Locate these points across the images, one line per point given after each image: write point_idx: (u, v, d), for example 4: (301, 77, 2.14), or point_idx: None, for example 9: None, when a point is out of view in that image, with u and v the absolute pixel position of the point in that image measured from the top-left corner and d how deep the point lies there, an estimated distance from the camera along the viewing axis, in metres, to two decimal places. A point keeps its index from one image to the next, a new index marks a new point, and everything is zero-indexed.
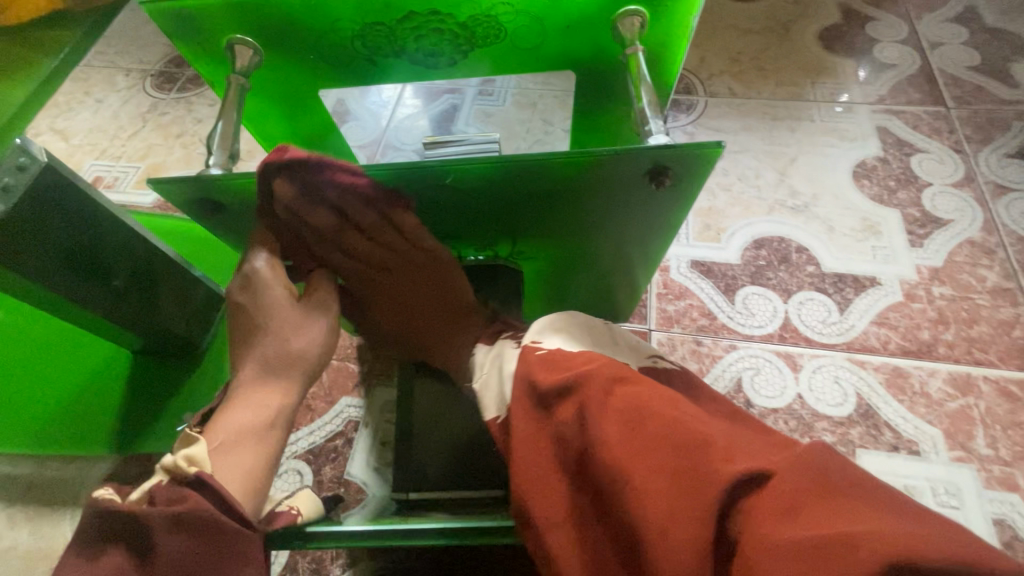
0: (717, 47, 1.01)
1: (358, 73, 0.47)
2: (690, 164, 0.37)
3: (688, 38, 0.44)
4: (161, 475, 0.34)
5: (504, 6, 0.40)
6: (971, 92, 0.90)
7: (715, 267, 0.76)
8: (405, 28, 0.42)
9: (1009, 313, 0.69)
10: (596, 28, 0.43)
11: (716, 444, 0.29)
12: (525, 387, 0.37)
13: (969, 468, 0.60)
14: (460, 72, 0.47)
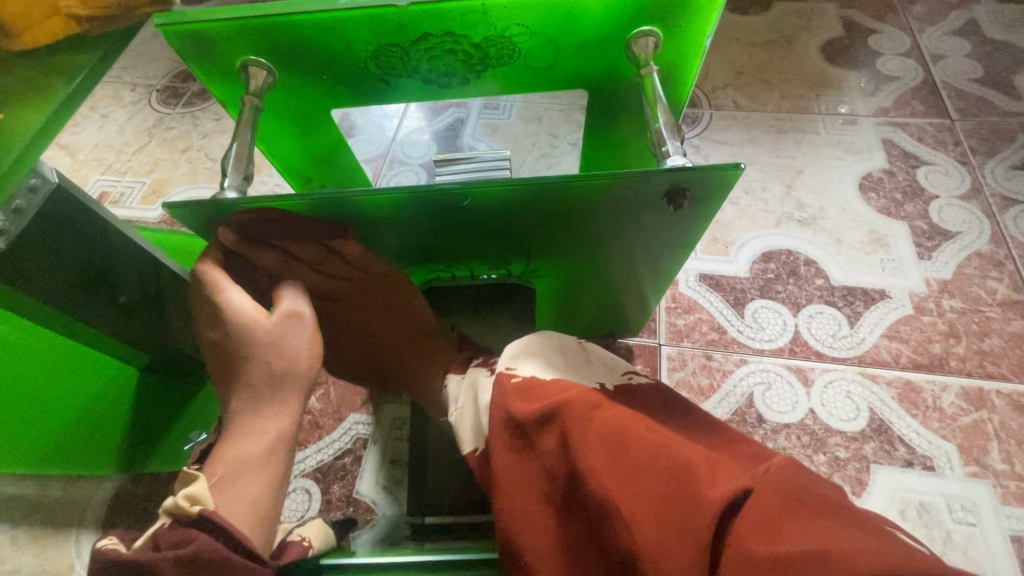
0: (721, 60, 1.01)
1: (370, 93, 0.47)
2: (709, 185, 0.37)
3: (701, 58, 0.44)
4: (164, 518, 0.34)
5: (520, 26, 0.40)
6: (974, 104, 0.90)
7: (723, 280, 0.76)
8: (420, 49, 0.42)
9: (1019, 325, 0.69)
10: (609, 48, 0.43)
11: (695, 467, 0.32)
12: (501, 416, 0.36)
13: (985, 484, 0.59)
14: (472, 91, 0.47)
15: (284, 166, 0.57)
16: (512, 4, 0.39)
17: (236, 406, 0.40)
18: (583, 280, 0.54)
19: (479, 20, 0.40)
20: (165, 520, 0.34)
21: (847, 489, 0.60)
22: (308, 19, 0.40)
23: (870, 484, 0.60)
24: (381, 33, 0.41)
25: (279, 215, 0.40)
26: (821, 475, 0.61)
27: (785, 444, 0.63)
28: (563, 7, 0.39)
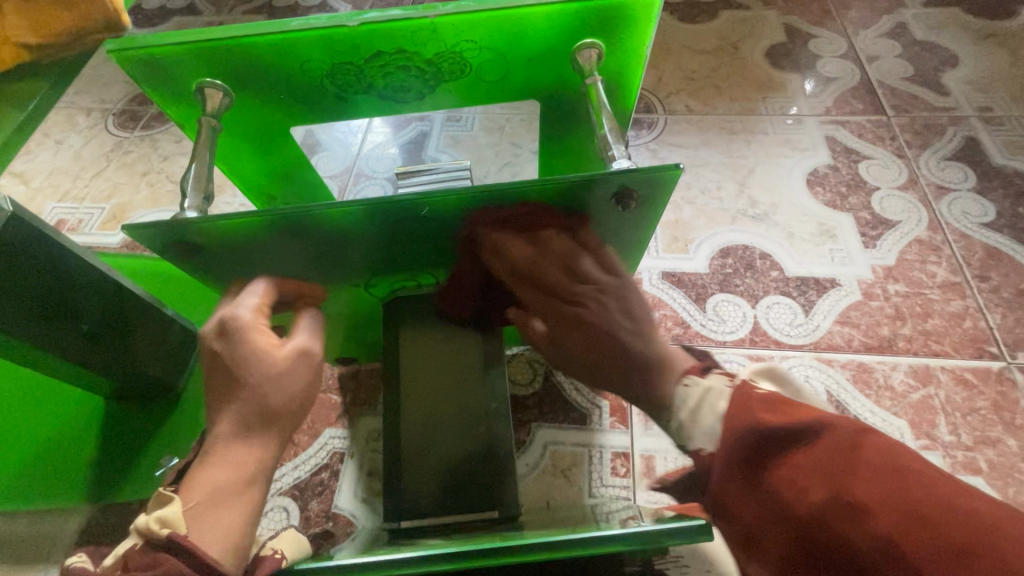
0: (673, 68, 1.06)
1: (328, 111, 0.48)
2: (653, 186, 0.40)
3: (643, 67, 0.47)
4: (134, 539, 0.34)
5: (470, 43, 0.42)
6: (907, 101, 0.96)
7: (685, 277, 0.79)
8: (375, 67, 0.44)
9: (959, 305, 0.73)
10: (555, 60, 0.45)
11: (987, 523, 0.28)
12: (748, 423, 0.38)
13: (934, 456, 0.63)
14: (427, 105, 0.49)
15: (248, 184, 0.57)
16: (461, 22, 0.41)
17: (221, 424, 0.41)
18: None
19: (429, 37, 0.42)
20: (135, 541, 0.34)
21: None
22: (263, 40, 0.41)
23: None
24: (336, 53, 0.42)
25: (246, 235, 0.41)
26: None
27: None
28: (509, 24, 0.41)
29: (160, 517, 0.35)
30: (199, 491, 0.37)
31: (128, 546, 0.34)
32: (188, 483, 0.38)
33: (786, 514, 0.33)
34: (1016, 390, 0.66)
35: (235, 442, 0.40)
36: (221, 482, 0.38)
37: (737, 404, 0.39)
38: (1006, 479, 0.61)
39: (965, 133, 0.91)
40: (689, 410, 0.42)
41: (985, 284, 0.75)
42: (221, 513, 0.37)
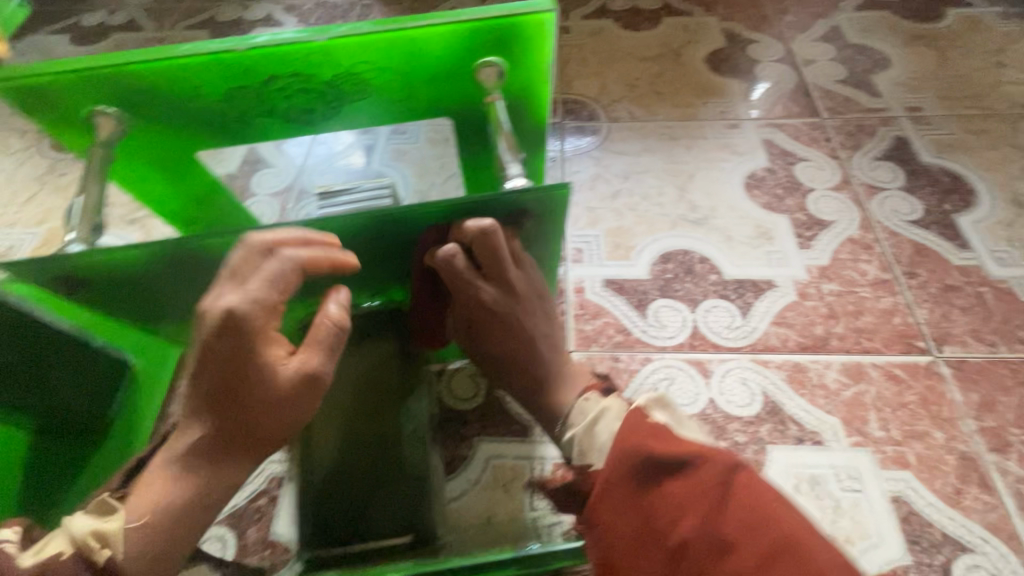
0: (616, 76, 1.07)
1: (234, 133, 0.48)
2: (549, 203, 0.43)
3: (549, 83, 0.47)
4: (65, 546, 0.36)
5: (366, 64, 0.42)
6: (841, 103, 0.99)
7: (626, 284, 0.79)
8: (273, 90, 0.44)
9: (889, 302, 0.75)
10: (458, 77, 0.45)
11: (806, 550, 0.36)
12: (636, 451, 0.42)
13: (866, 452, 0.64)
14: (336, 124, 0.48)
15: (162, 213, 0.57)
16: (352, 44, 0.41)
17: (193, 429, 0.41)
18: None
19: (323, 60, 0.42)
20: (64, 548, 0.36)
21: None
22: (149, 65, 0.40)
23: (766, 464, 0.64)
24: (228, 77, 0.42)
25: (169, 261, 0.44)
26: None
27: None
28: (403, 45, 0.41)
29: (97, 531, 0.38)
30: (144, 511, 0.39)
31: (53, 553, 0.36)
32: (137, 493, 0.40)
33: (657, 537, 0.39)
34: (943, 383, 0.68)
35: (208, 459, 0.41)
36: (178, 498, 0.40)
37: (631, 427, 0.44)
38: (933, 471, 0.62)
39: (895, 133, 0.93)
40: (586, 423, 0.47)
41: (913, 280, 0.77)
42: (160, 536, 0.39)
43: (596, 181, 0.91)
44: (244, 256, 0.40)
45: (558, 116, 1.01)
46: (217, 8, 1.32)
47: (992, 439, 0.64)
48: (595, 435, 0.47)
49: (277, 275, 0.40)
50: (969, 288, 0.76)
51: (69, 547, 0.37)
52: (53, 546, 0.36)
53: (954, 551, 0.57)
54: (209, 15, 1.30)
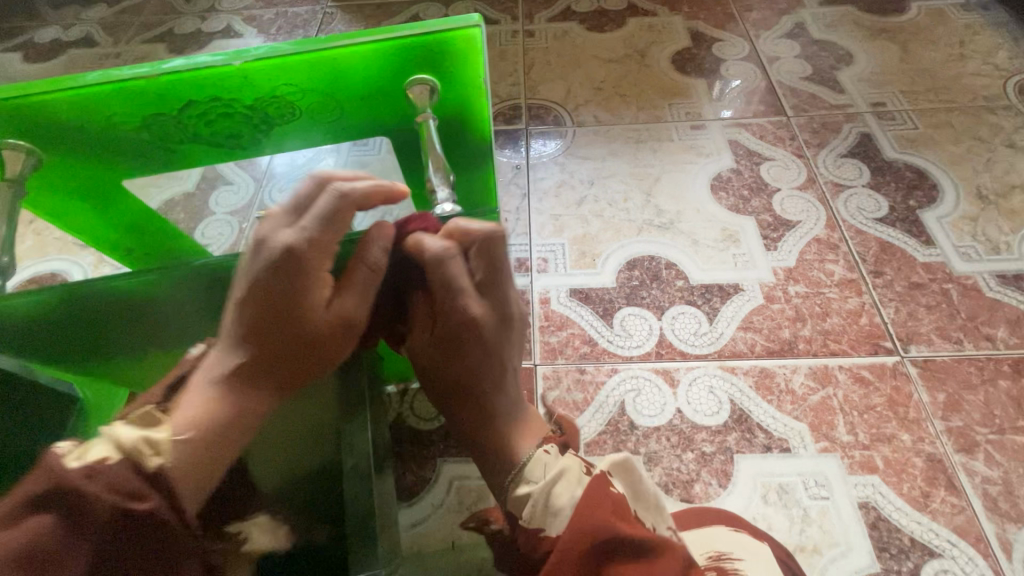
0: (582, 79, 1.05)
1: (161, 161, 0.46)
2: None
3: (490, 102, 0.45)
4: (110, 449, 0.34)
5: (288, 86, 0.41)
6: (806, 100, 0.98)
7: (592, 293, 0.78)
8: (193, 116, 0.42)
9: (856, 302, 0.74)
10: (391, 97, 0.43)
11: None
12: (603, 524, 0.37)
13: (833, 457, 0.63)
14: (268, 149, 0.47)
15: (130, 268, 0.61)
16: (270, 66, 0.39)
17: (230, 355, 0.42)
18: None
19: (241, 84, 0.40)
20: (109, 451, 0.34)
21: (713, 482, 0.62)
22: (57, 94, 0.39)
23: (734, 474, 0.63)
24: (143, 104, 0.40)
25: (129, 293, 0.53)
26: (690, 472, 0.63)
27: (656, 448, 0.65)
28: (326, 65, 0.40)
29: (147, 439, 0.35)
30: (190, 424, 0.38)
31: (99, 458, 0.33)
32: (180, 409, 0.39)
33: None
34: (909, 383, 0.67)
35: (242, 383, 0.42)
36: (223, 420, 0.40)
37: (591, 497, 0.38)
38: (900, 475, 0.62)
39: (859, 129, 0.93)
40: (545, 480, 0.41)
41: (879, 279, 0.76)
42: (202, 455, 0.38)
43: (561, 187, 0.90)
44: (302, 190, 0.42)
45: (523, 122, 0.99)
46: (174, 20, 1.28)
47: (959, 439, 0.63)
48: (552, 496, 0.40)
49: (333, 214, 0.41)
50: (934, 285, 0.75)
51: (114, 454, 0.34)
52: (98, 451, 0.33)
53: (921, 556, 0.57)
54: (167, 28, 1.27)
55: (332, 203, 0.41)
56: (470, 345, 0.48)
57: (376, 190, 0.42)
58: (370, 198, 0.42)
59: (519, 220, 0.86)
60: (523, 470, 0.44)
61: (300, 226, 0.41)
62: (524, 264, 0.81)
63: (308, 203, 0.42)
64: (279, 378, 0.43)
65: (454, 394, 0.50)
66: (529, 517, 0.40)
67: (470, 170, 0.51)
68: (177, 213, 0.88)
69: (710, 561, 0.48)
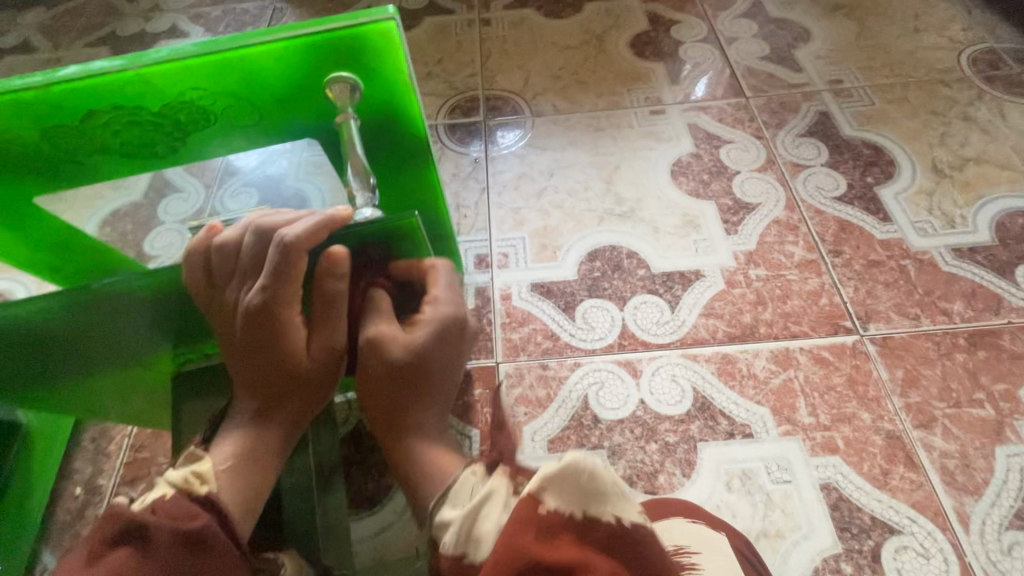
0: (539, 67, 1.03)
1: (73, 175, 0.45)
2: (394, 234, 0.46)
3: (418, 99, 0.46)
4: (167, 488, 0.38)
5: (197, 89, 0.41)
6: (764, 80, 0.97)
7: (554, 286, 0.76)
8: (99, 124, 0.42)
9: (816, 283, 0.74)
10: (311, 97, 0.44)
11: None
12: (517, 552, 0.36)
13: (795, 440, 0.63)
14: (192, 157, 0.47)
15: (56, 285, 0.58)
16: (174, 69, 0.40)
17: (241, 404, 0.45)
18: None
19: (146, 88, 0.40)
20: (167, 489, 0.38)
21: (677, 472, 0.62)
22: None
23: (697, 463, 0.63)
24: (41, 114, 0.40)
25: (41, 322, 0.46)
26: (654, 464, 0.63)
27: (620, 441, 0.64)
28: (236, 66, 0.41)
29: (196, 473, 0.40)
30: (231, 456, 0.42)
31: (157, 496, 0.37)
32: (219, 445, 0.43)
33: None
34: (869, 362, 0.68)
35: (259, 422, 0.44)
36: (256, 451, 0.43)
37: (519, 520, 0.38)
38: (860, 454, 0.62)
39: (817, 108, 0.93)
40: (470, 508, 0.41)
41: (838, 258, 0.76)
42: (249, 480, 0.42)
43: (521, 179, 0.88)
44: (252, 249, 0.43)
45: (481, 114, 0.97)
46: (115, 22, 1.22)
47: (917, 415, 0.64)
48: (478, 523, 0.40)
49: (281, 263, 0.41)
50: (892, 262, 0.75)
51: (170, 489, 0.38)
52: (154, 493, 0.37)
53: (881, 533, 0.58)
54: (109, 30, 1.21)
55: (279, 255, 0.41)
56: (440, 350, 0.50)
57: (317, 230, 0.41)
58: (314, 241, 0.41)
59: (478, 215, 0.84)
60: (448, 495, 0.43)
61: (260, 285, 0.42)
62: (484, 260, 0.79)
63: (258, 262, 0.43)
64: (293, 412, 0.46)
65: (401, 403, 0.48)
66: (452, 546, 0.40)
67: (408, 169, 0.52)
68: (125, 225, 0.86)
69: (669, 555, 0.51)
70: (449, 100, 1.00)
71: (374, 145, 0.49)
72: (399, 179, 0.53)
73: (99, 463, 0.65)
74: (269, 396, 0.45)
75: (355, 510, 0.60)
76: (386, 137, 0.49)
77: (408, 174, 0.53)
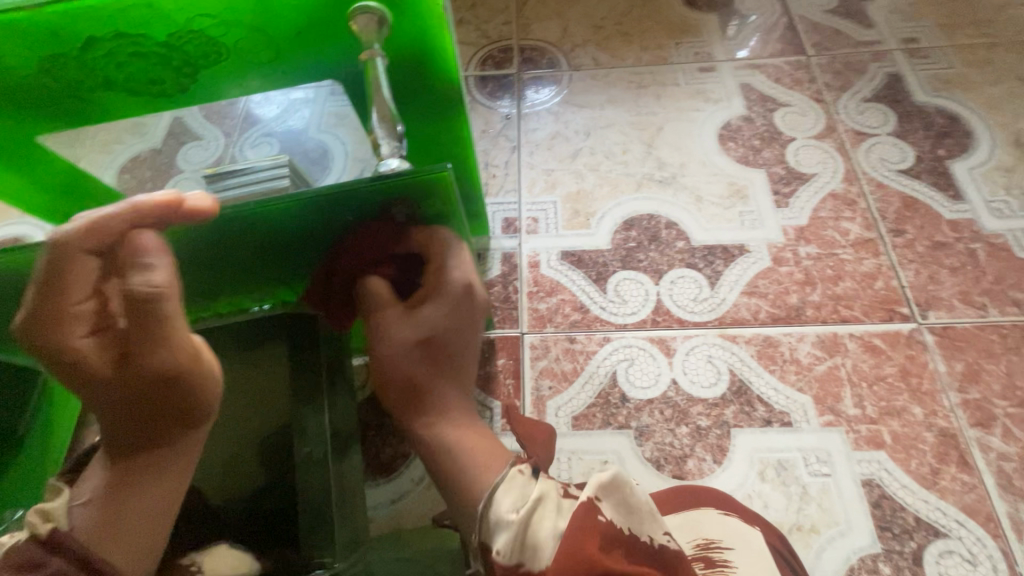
0: (579, 15, 0.95)
1: (71, 113, 0.43)
2: (422, 189, 0.41)
3: (451, 37, 0.42)
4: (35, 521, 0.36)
5: (204, 17, 0.37)
6: (829, 37, 0.88)
7: (585, 256, 0.72)
8: (100, 56, 0.38)
9: (871, 264, 0.68)
10: (330, 28, 0.40)
11: None
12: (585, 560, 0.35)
13: (838, 432, 0.59)
14: (200, 97, 0.43)
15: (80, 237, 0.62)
16: None
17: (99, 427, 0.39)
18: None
19: (149, 14, 0.37)
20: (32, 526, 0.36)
21: (708, 458, 0.59)
22: None
23: (730, 450, 0.59)
24: (34, 42, 0.37)
25: None
26: (683, 448, 0.60)
27: (648, 422, 0.61)
28: None
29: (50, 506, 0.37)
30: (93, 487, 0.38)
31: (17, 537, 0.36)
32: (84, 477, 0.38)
33: None
34: (925, 353, 0.62)
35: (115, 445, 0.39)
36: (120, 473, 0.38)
37: (577, 527, 0.37)
38: (909, 450, 0.58)
39: (887, 69, 0.83)
40: (525, 510, 0.38)
41: (900, 238, 0.70)
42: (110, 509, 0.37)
43: (555, 139, 0.82)
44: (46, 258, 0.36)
45: (514, 66, 0.90)
46: None
47: (975, 412, 0.59)
48: (534, 526, 0.38)
49: (52, 274, 0.35)
50: (960, 245, 0.69)
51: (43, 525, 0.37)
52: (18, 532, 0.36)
53: (926, 535, 0.54)
54: None
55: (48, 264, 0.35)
56: (461, 321, 0.48)
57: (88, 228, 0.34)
58: (86, 239, 0.35)
59: (508, 176, 0.79)
60: (496, 492, 0.41)
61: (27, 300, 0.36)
62: (513, 224, 0.75)
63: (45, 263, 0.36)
64: (143, 437, 0.39)
65: (416, 383, 0.47)
66: (506, 555, 0.37)
67: (435, 120, 0.48)
68: (144, 172, 0.83)
69: (698, 551, 0.51)
70: (481, 49, 0.93)
71: (400, 90, 0.45)
72: (426, 128, 0.49)
73: None
74: (112, 420, 0.38)
75: (371, 477, 0.59)
76: (412, 82, 0.45)
77: (433, 123, 0.48)
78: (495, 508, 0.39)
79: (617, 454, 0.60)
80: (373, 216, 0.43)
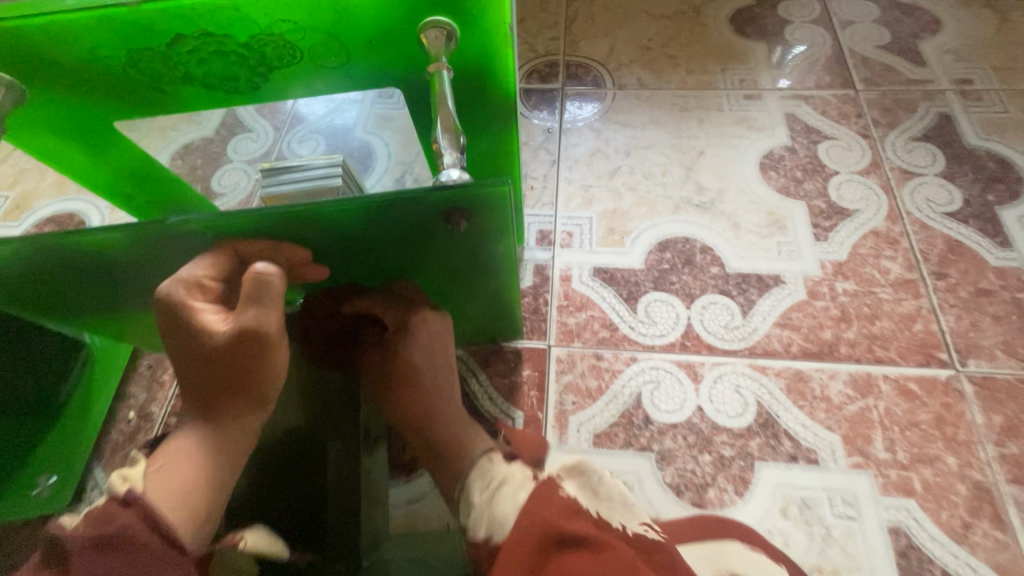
0: (627, 35, 0.95)
1: (148, 102, 0.45)
2: (481, 203, 0.41)
3: (515, 55, 0.43)
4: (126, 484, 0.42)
5: (284, 21, 0.39)
6: (880, 73, 0.87)
7: (618, 274, 0.72)
8: (183, 52, 0.40)
9: (911, 306, 0.67)
10: (401, 39, 0.41)
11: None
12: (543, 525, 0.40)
13: (866, 475, 0.58)
14: (269, 96, 0.45)
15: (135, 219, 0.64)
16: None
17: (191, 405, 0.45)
18: (463, 274, 0.52)
19: (234, 16, 0.38)
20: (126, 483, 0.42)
21: (729, 489, 0.58)
22: (53, 19, 0.38)
23: (753, 482, 0.58)
24: (126, 36, 0.39)
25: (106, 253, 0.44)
26: (705, 476, 0.59)
27: (671, 446, 0.61)
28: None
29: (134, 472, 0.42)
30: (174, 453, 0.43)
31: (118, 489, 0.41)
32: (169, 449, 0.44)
33: None
34: (963, 402, 0.61)
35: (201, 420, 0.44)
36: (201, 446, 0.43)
37: (540, 493, 0.44)
38: (940, 501, 0.56)
39: (938, 109, 0.82)
40: (487, 494, 0.46)
41: (942, 282, 0.68)
42: (175, 476, 0.41)
43: (595, 156, 0.83)
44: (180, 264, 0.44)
45: (559, 81, 0.91)
46: None
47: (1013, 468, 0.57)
48: (495, 503, 0.45)
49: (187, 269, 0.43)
50: (1005, 293, 0.67)
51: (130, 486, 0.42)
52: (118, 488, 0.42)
53: None
54: None
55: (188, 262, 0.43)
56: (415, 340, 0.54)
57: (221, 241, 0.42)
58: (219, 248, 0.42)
59: (546, 189, 0.80)
60: (467, 479, 0.49)
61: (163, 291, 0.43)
62: (547, 237, 0.75)
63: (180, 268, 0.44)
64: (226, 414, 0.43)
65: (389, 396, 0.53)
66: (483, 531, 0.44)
67: (488, 129, 0.49)
68: (194, 159, 0.85)
69: None
70: (527, 62, 0.94)
71: (459, 103, 0.46)
72: (478, 136, 0.50)
73: (154, 391, 0.67)
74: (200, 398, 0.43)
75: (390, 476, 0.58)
76: (471, 96, 0.46)
77: (487, 136, 0.50)
78: (466, 493, 0.48)
79: (638, 477, 0.60)
80: (430, 224, 0.43)
